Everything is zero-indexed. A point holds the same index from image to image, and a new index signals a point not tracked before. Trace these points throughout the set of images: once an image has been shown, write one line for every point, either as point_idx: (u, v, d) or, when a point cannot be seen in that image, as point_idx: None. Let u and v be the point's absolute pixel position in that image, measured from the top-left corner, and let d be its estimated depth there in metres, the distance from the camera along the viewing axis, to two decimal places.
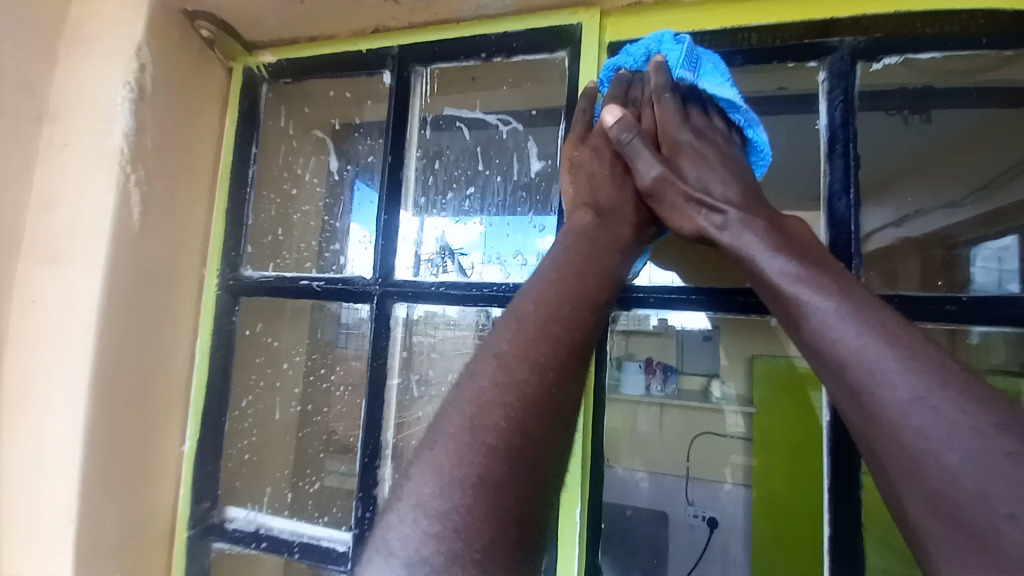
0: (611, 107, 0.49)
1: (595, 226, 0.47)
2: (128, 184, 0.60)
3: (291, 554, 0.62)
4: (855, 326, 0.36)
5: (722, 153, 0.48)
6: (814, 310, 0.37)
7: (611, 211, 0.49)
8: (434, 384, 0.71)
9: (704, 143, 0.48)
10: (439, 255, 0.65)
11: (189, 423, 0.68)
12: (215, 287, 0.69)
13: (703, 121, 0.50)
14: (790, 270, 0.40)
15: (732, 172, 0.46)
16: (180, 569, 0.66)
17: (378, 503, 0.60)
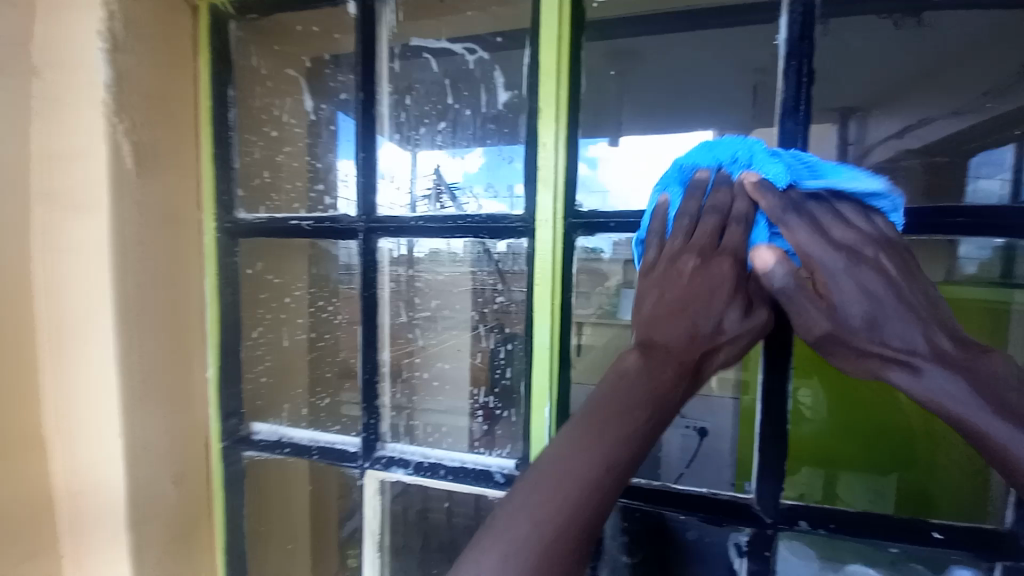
0: (764, 251, 0.44)
1: (637, 368, 0.45)
2: (117, 135, 0.63)
3: (311, 457, 0.73)
4: (991, 418, 0.38)
5: (898, 263, 0.43)
6: (933, 390, 0.40)
7: (663, 343, 0.46)
8: (428, 310, 0.75)
9: (863, 274, 0.42)
10: (434, 191, 0.68)
11: (208, 353, 0.76)
12: (212, 229, 0.74)
13: (863, 224, 0.44)
14: (998, 425, 0.38)
15: (882, 270, 0.42)
16: (220, 472, 0.78)
17: (380, 411, 0.69)
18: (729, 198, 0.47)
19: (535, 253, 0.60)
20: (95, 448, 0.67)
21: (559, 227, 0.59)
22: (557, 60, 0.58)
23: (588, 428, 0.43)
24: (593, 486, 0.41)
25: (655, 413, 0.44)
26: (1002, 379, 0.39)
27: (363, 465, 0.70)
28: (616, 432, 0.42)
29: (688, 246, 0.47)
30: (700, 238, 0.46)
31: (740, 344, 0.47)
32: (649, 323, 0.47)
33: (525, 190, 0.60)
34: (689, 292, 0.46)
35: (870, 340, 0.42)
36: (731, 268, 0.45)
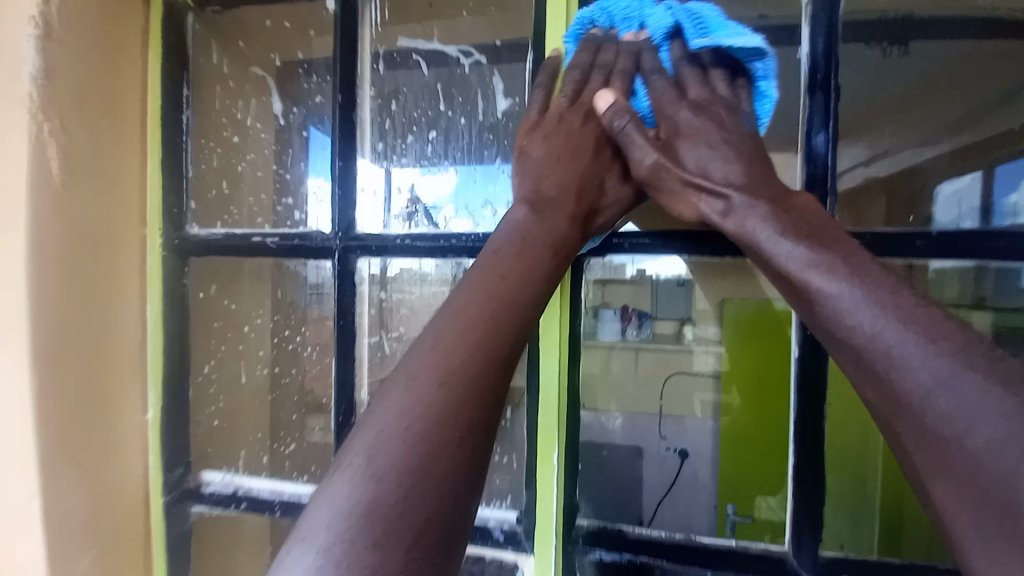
0: (604, 92, 0.45)
1: (531, 220, 0.44)
2: (42, 137, 0.53)
3: (273, 512, 0.62)
4: (825, 278, 0.36)
5: (732, 116, 0.43)
6: (817, 284, 0.36)
7: (551, 199, 0.45)
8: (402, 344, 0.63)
9: (722, 146, 0.42)
10: (410, 210, 0.60)
11: (150, 392, 0.64)
12: (158, 248, 0.63)
13: (725, 84, 0.45)
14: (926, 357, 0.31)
15: (732, 146, 0.43)
16: (160, 534, 0.65)
17: None
18: (613, 57, 0.47)
19: None
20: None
21: None
22: (566, 65, 0.52)
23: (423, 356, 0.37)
24: (424, 422, 0.35)
25: (500, 312, 0.39)
26: (871, 272, 0.35)
27: None
28: (475, 329, 0.38)
29: (572, 112, 0.47)
30: (577, 116, 0.47)
31: (624, 205, 0.48)
32: (534, 170, 0.46)
33: None
34: (561, 145, 0.47)
35: (759, 229, 0.39)
36: (596, 133, 0.47)
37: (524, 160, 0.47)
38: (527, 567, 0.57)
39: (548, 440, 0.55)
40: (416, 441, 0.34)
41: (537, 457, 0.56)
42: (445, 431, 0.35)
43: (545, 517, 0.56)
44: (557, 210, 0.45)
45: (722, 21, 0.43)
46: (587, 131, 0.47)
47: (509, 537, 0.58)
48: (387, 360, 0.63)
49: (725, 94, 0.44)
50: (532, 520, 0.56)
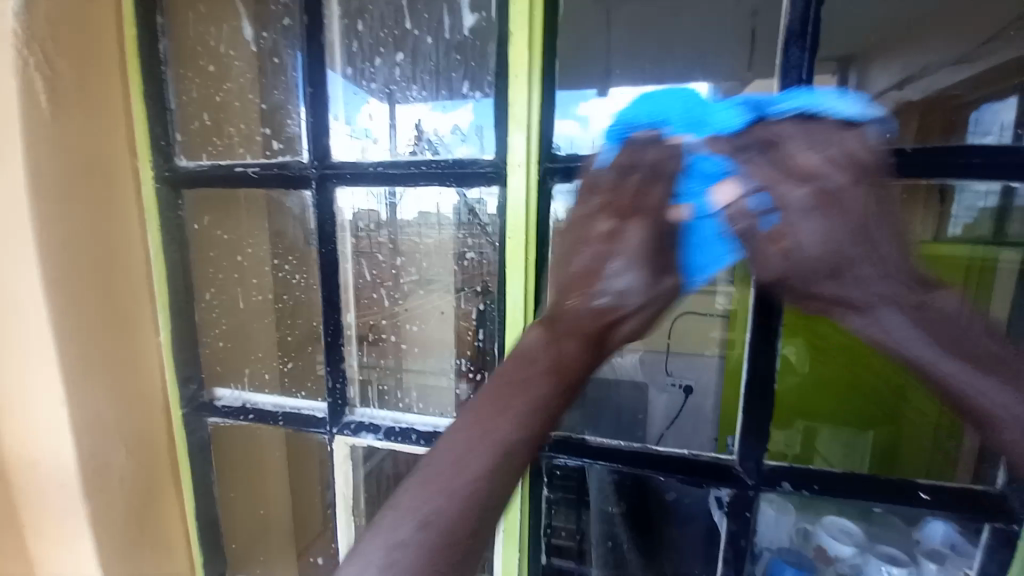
0: (730, 186, 0.37)
1: (544, 343, 0.42)
2: (28, 70, 0.55)
3: (277, 422, 0.69)
4: (924, 346, 0.40)
5: (864, 197, 0.37)
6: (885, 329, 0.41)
7: (570, 317, 0.42)
8: (415, 283, 0.70)
9: (833, 209, 0.36)
10: (419, 143, 0.60)
11: (160, 315, 0.70)
12: (151, 180, 0.66)
13: (858, 145, 0.36)
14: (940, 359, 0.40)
15: (847, 213, 0.37)
16: (182, 439, 0.74)
17: (346, 376, 0.65)
18: (659, 147, 0.39)
19: (507, 202, 0.54)
20: (42, 419, 0.63)
21: (533, 172, 0.53)
22: None
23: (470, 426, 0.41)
24: (471, 482, 0.39)
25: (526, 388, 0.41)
26: (937, 327, 0.40)
27: (331, 431, 0.66)
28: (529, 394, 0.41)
29: (609, 207, 0.40)
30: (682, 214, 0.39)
31: (649, 313, 0.42)
32: (563, 284, 0.42)
33: (495, 131, 0.54)
34: (595, 257, 0.41)
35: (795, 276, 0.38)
36: (655, 231, 0.39)
37: (585, 263, 0.41)
38: None
39: None
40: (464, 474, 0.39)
41: None
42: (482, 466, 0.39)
43: None
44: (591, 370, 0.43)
45: (812, 90, 0.37)
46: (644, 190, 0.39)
47: None
48: (420, 299, 0.70)
49: (863, 152, 0.36)
50: None
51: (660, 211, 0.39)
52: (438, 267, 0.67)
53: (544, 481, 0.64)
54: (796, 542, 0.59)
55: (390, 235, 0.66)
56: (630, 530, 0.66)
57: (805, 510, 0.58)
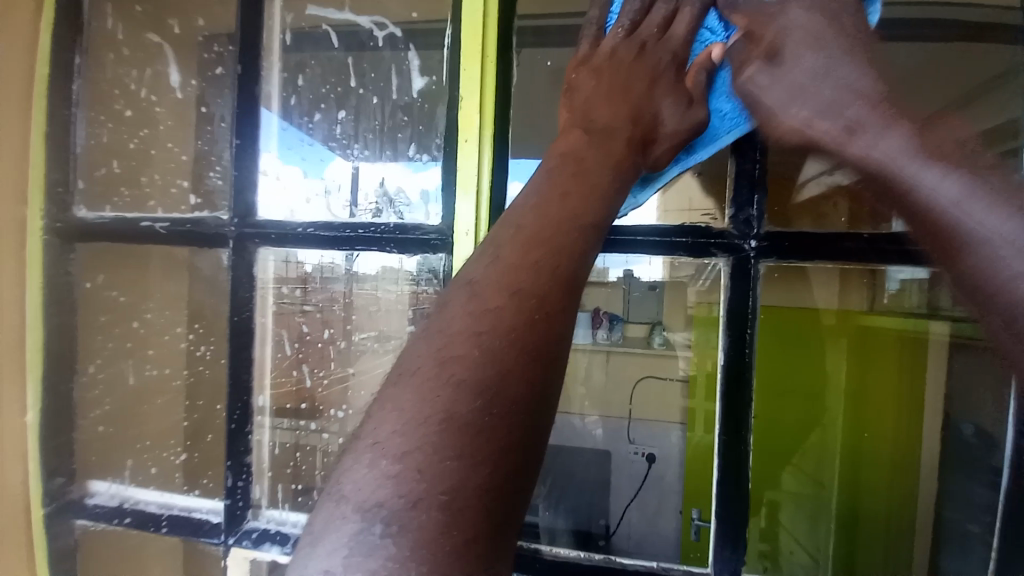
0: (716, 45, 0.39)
1: (585, 145, 0.38)
2: None
3: (159, 528, 0.56)
4: (990, 210, 0.30)
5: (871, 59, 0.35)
6: (880, 150, 0.34)
7: (600, 127, 0.39)
8: (372, 338, 0.57)
9: (821, 50, 0.36)
10: (381, 204, 0.53)
11: (30, 393, 0.58)
12: (38, 232, 0.56)
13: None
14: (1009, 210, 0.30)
15: (858, 58, 0.35)
16: (41, 551, 0.59)
17: (252, 471, 0.54)
18: None
19: (450, 272, 0.49)
20: None
21: (481, 240, 0.48)
22: (482, 44, 0.48)
23: (459, 303, 0.33)
24: (484, 356, 0.31)
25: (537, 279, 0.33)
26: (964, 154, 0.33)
27: (226, 542, 0.53)
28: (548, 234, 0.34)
29: (628, 48, 0.41)
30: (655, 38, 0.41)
31: (683, 138, 0.40)
32: (589, 100, 0.41)
33: (441, 198, 0.49)
34: (625, 85, 0.40)
35: (776, 100, 0.37)
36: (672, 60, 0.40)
37: (570, 104, 0.42)
38: None
39: None
40: (450, 414, 0.30)
41: None
42: (496, 392, 0.30)
43: None
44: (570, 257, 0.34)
45: None
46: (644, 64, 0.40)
47: None
48: (372, 365, 0.57)
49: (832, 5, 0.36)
50: None
51: (677, 62, 0.40)
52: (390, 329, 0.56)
53: None
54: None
55: (318, 302, 0.57)
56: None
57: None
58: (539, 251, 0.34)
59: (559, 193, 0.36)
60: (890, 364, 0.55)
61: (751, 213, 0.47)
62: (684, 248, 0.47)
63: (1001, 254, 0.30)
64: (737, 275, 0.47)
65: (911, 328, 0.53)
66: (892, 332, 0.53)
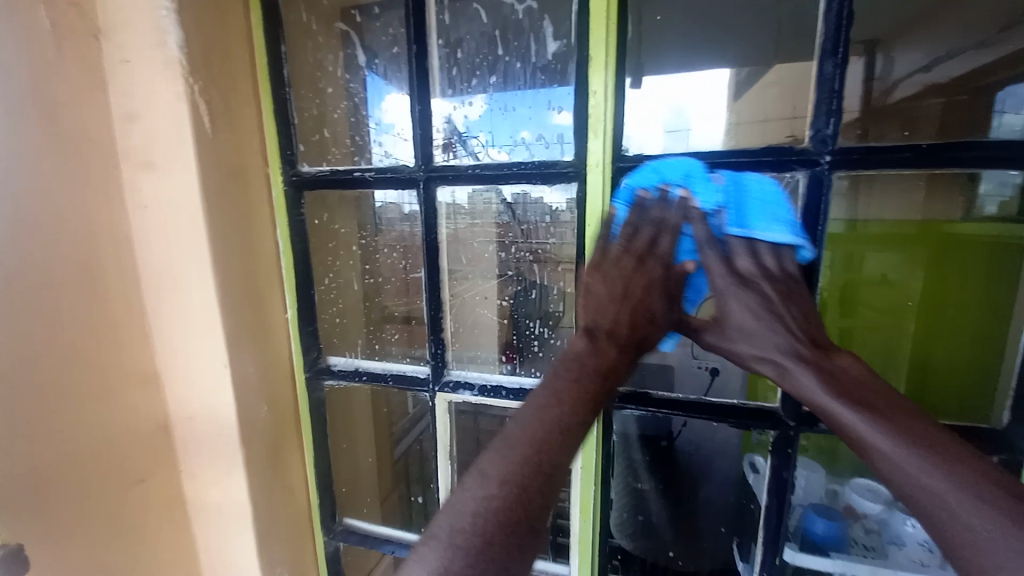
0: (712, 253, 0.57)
1: (583, 352, 0.57)
2: (194, 95, 0.69)
3: (386, 382, 0.85)
4: (930, 471, 0.43)
5: (778, 290, 0.56)
6: (803, 388, 0.52)
7: (605, 332, 0.58)
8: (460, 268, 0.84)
9: (746, 294, 0.56)
10: (448, 139, 0.73)
11: (286, 295, 0.85)
12: (280, 183, 0.80)
13: (772, 258, 0.57)
14: (906, 449, 0.44)
15: (778, 317, 0.55)
16: (305, 398, 0.90)
17: (445, 342, 0.80)
18: (662, 213, 0.59)
19: (585, 196, 0.65)
20: (201, 379, 0.77)
21: (609, 171, 0.64)
22: (606, 8, 0.60)
23: (503, 445, 0.49)
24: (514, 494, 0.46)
25: (548, 436, 0.50)
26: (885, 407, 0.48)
27: (433, 389, 0.81)
28: (571, 394, 0.53)
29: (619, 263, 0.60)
30: (648, 262, 0.59)
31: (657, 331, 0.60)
32: (595, 310, 0.59)
33: (575, 137, 0.65)
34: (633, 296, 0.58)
35: (737, 347, 0.58)
36: (647, 284, 0.59)
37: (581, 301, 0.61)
38: None
39: None
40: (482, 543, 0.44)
41: None
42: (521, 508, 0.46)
43: None
44: (585, 401, 0.53)
45: (762, 204, 0.56)
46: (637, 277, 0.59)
47: (514, 392, 0.77)
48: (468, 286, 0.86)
49: (772, 265, 0.57)
50: None
51: (655, 273, 0.59)
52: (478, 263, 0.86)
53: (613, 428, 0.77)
54: (826, 499, 0.75)
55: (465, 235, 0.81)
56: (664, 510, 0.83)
57: (833, 473, 0.74)
58: (551, 410, 0.51)
59: (559, 379, 0.54)
60: (981, 265, 0.64)
61: (826, 133, 0.59)
62: (769, 165, 0.60)
63: (948, 500, 0.41)
64: (810, 185, 0.61)
65: (1001, 232, 0.62)
66: (984, 239, 0.63)
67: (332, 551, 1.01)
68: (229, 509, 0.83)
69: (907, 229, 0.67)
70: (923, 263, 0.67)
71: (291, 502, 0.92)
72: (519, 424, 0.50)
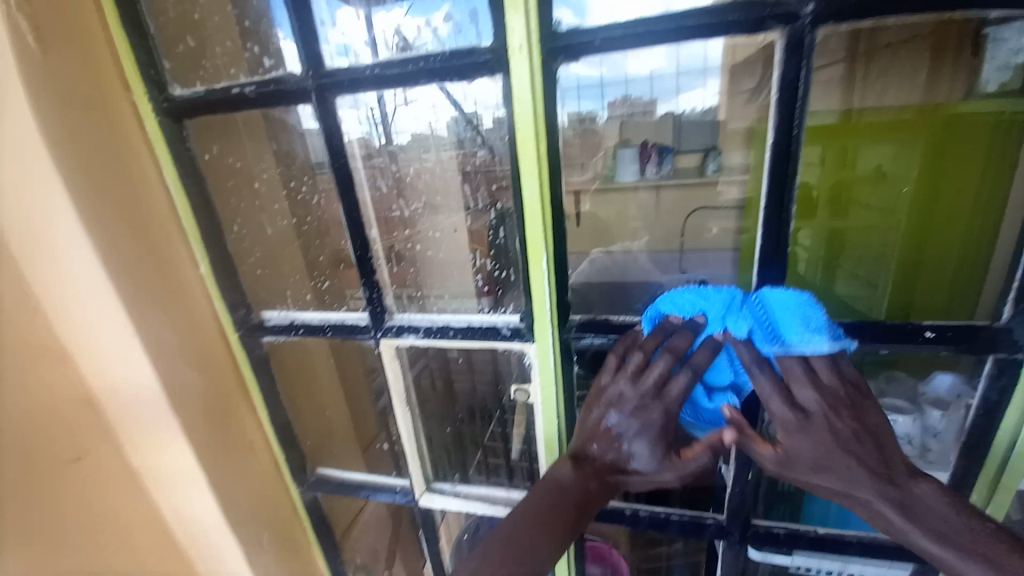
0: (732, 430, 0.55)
1: (570, 478, 0.61)
2: (10, 9, 0.54)
3: (326, 334, 0.77)
4: (926, 536, 0.48)
5: (808, 428, 0.52)
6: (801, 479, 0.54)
7: (600, 460, 0.61)
8: (418, 209, 0.82)
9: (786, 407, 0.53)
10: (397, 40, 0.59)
11: (195, 248, 0.74)
12: (151, 113, 0.66)
13: (829, 371, 0.53)
14: (898, 510, 0.49)
15: (829, 438, 0.51)
16: (244, 358, 0.83)
17: (380, 285, 0.71)
18: (681, 342, 0.56)
19: (509, 90, 0.53)
20: (115, 352, 0.68)
21: (535, 55, 0.51)
22: None
23: (484, 561, 0.57)
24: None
25: (522, 543, 0.58)
26: (952, 526, 0.47)
27: (376, 335, 0.74)
28: (503, 567, 0.57)
29: (629, 383, 0.58)
30: (659, 391, 0.57)
31: (659, 476, 0.60)
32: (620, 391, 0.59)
33: (490, 13, 0.51)
34: (580, 510, 0.60)
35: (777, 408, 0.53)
36: (662, 413, 0.57)
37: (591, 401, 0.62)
38: (532, 352, 0.68)
39: (534, 248, 0.60)
40: None
41: (529, 266, 0.62)
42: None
43: (540, 312, 0.64)
44: (563, 502, 0.60)
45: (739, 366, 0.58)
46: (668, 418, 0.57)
47: (462, 331, 0.70)
48: (434, 218, 0.84)
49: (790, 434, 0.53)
50: (531, 314, 0.65)
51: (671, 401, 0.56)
52: (446, 195, 0.83)
53: (574, 361, 0.69)
54: None
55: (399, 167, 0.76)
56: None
57: None
58: (512, 539, 0.58)
59: (542, 499, 0.60)
60: (981, 151, 0.59)
61: None
62: (737, 27, 0.48)
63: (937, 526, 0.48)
64: (790, 48, 0.48)
65: (1010, 109, 0.55)
66: (989, 118, 0.57)
67: (310, 501, 1.00)
68: (185, 479, 0.79)
69: (908, 114, 0.64)
70: (918, 155, 0.65)
71: (255, 463, 0.89)
72: (489, 547, 0.58)
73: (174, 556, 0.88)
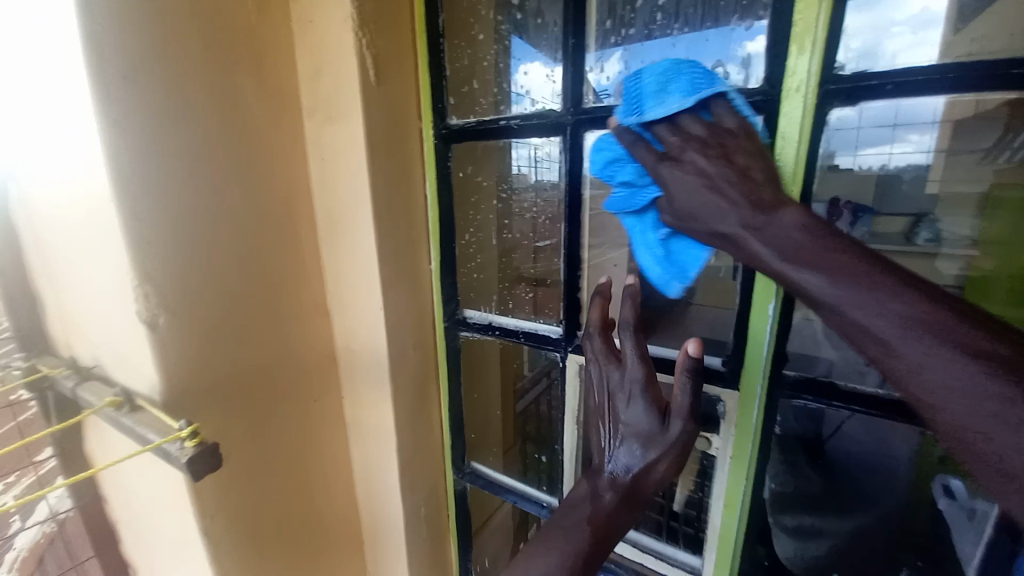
0: (623, 450, 0.60)
1: (585, 494, 0.62)
2: (362, 48, 0.71)
3: (518, 339, 0.85)
4: (953, 368, 0.35)
5: (711, 155, 0.48)
6: (801, 279, 0.43)
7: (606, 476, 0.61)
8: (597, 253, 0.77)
9: (687, 166, 0.49)
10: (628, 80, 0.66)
11: (431, 248, 0.88)
12: (432, 136, 0.82)
13: (699, 125, 0.49)
14: (877, 301, 0.39)
15: (852, 269, 0.41)
16: (444, 346, 0.94)
17: (580, 303, 0.77)
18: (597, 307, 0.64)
19: (777, 130, 0.53)
20: (364, 320, 0.85)
21: (812, 99, 0.51)
22: None
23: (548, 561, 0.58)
24: None
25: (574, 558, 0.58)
26: (845, 265, 0.41)
27: (565, 349, 0.79)
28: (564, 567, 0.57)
29: (598, 345, 0.63)
30: (598, 344, 0.63)
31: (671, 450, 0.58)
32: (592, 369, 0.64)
33: (767, 58, 0.53)
34: (594, 525, 0.59)
35: (758, 242, 0.46)
36: (638, 367, 0.59)
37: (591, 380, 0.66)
38: (730, 401, 0.66)
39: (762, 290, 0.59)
40: None
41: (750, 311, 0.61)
42: None
43: (753, 363, 0.62)
44: (599, 507, 0.59)
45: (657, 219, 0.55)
46: (609, 357, 0.62)
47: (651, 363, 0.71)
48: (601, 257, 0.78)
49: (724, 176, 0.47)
50: (740, 362, 0.63)
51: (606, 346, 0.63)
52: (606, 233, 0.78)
53: (775, 420, 0.64)
54: None
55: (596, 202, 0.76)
56: (832, 517, 0.69)
57: None
58: (593, 538, 0.58)
59: (567, 510, 0.62)
60: None
61: None
62: None
63: (930, 370, 0.36)
64: None
65: None
66: None
67: (461, 492, 1.07)
68: (380, 437, 0.93)
69: None
70: None
71: (430, 440, 1.00)
72: (538, 552, 0.59)
73: (349, 502, 1.02)
